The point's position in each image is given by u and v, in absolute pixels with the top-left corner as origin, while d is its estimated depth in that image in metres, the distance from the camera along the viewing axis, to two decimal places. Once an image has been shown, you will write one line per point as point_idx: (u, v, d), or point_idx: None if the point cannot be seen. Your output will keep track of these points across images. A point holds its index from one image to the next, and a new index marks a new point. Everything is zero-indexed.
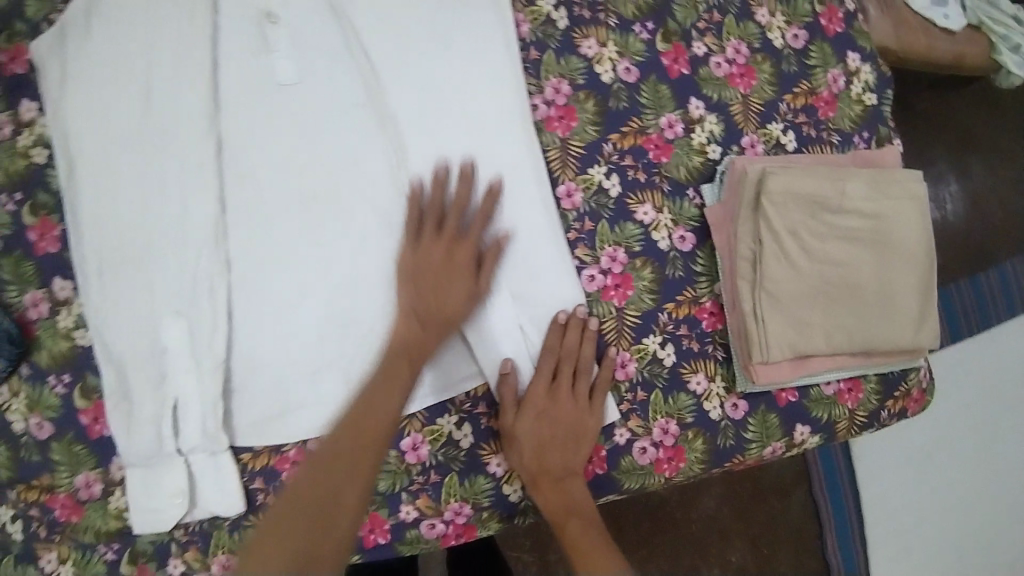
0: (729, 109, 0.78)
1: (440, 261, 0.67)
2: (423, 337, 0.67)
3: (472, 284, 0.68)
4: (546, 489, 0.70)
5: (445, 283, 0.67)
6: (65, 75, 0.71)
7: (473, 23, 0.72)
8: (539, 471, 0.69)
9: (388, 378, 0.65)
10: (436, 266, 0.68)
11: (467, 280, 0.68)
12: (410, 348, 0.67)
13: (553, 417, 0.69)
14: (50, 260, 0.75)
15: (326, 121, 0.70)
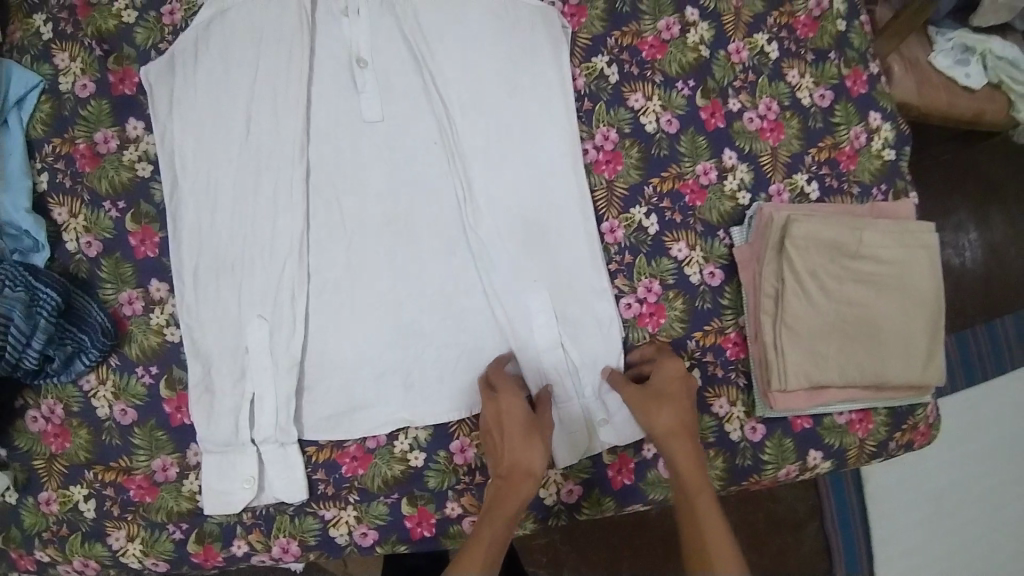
0: (760, 160, 0.87)
1: (507, 434, 0.71)
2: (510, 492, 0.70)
3: (538, 429, 0.72)
4: (682, 448, 0.73)
5: (517, 448, 0.70)
6: (173, 103, 0.80)
7: (535, 72, 0.82)
8: (681, 424, 0.74)
9: (490, 512, 0.69)
10: (505, 442, 0.71)
11: (530, 425, 0.72)
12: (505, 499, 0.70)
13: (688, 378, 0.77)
14: (148, 263, 0.84)
15: (404, 157, 0.83)
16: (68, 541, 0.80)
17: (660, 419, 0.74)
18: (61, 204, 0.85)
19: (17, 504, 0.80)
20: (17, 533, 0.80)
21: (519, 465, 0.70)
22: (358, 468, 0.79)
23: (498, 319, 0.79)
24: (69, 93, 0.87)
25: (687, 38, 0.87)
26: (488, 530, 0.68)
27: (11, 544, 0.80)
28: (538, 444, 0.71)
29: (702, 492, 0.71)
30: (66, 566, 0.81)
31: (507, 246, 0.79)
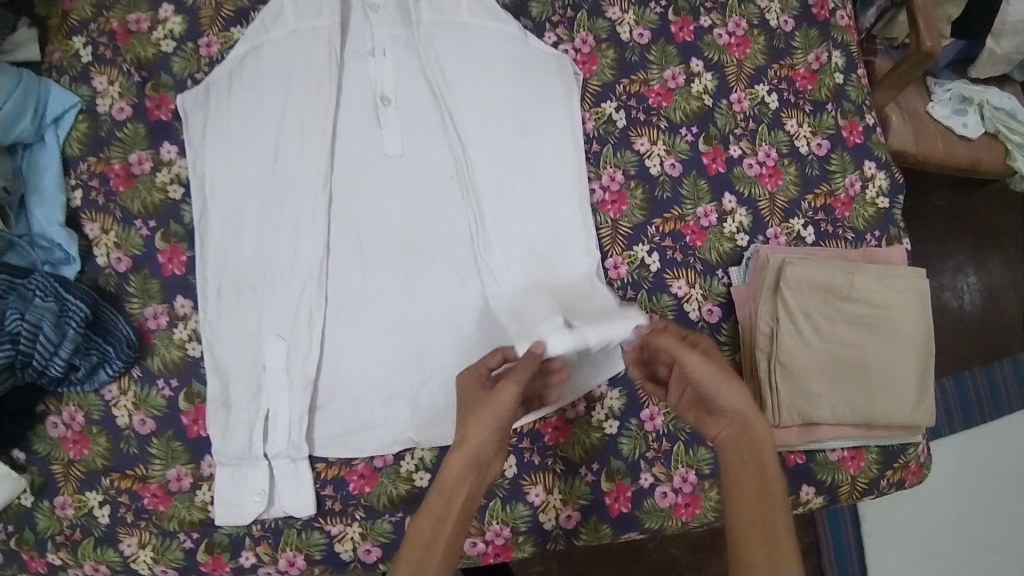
0: (758, 204, 0.91)
1: (464, 407, 0.69)
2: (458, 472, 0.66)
3: (480, 406, 0.67)
4: (759, 431, 0.69)
5: (462, 420, 0.68)
6: (207, 132, 0.86)
7: (548, 115, 0.87)
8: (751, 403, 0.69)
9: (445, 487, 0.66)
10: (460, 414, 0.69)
11: (480, 401, 0.68)
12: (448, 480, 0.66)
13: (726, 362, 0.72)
14: (174, 280, 0.89)
15: (420, 188, 0.88)
16: (80, 545, 0.83)
17: (734, 397, 0.69)
18: (93, 220, 0.90)
19: (32, 507, 0.83)
20: (31, 535, 0.83)
21: (460, 439, 0.67)
22: (365, 486, 0.82)
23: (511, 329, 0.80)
24: (106, 114, 0.92)
25: (692, 88, 0.93)
26: (435, 497, 0.66)
27: (24, 545, 0.83)
28: (476, 417, 0.67)
29: (774, 486, 0.66)
30: (76, 569, 0.83)
31: (516, 277, 0.83)
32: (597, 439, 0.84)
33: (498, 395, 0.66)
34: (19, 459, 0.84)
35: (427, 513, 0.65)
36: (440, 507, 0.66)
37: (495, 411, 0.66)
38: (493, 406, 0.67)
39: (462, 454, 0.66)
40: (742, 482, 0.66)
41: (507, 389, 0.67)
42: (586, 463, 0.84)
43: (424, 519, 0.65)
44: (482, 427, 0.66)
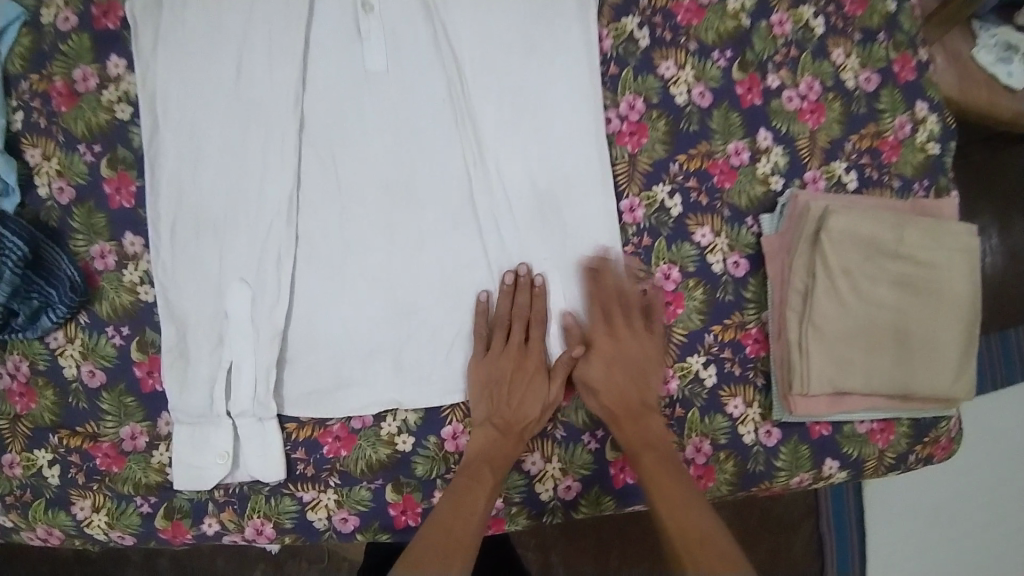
0: (797, 144, 0.79)
1: (519, 378, 0.72)
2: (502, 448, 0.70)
3: (549, 391, 0.72)
4: (628, 433, 0.70)
5: (520, 399, 0.71)
6: (157, 42, 0.73)
7: (559, 31, 0.75)
8: (618, 406, 0.71)
9: (467, 485, 0.67)
10: (516, 385, 0.72)
11: (540, 378, 0.72)
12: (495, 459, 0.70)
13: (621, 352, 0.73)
14: (123, 214, 0.75)
15: (408, 113, 0.75)
16: (30, 508, 0.74)
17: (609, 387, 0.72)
18: (34, 145, 0.76)
19: None
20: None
21: (512, 420, 0.71)
22: (341, 449, 0.73)
23: None
24: (49, 26, 0.77)
25: (727, 5, 0.79)
26: (469, 478, 0.68)
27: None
28: (535, 398, 0.72)
29: (650, 479, 0.67)
30: (30, 533, 0.75)
31: (516, 219, 0.74)
32: None
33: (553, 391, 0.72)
34: None
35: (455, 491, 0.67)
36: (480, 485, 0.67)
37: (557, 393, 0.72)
38: (553, 391, 0.72)
39: (517, 439, 0.70)
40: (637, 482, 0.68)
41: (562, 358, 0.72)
42: (590, 430, 0.75)
43: (448, 500, 0.66)
44: (542, 411, 0.72)
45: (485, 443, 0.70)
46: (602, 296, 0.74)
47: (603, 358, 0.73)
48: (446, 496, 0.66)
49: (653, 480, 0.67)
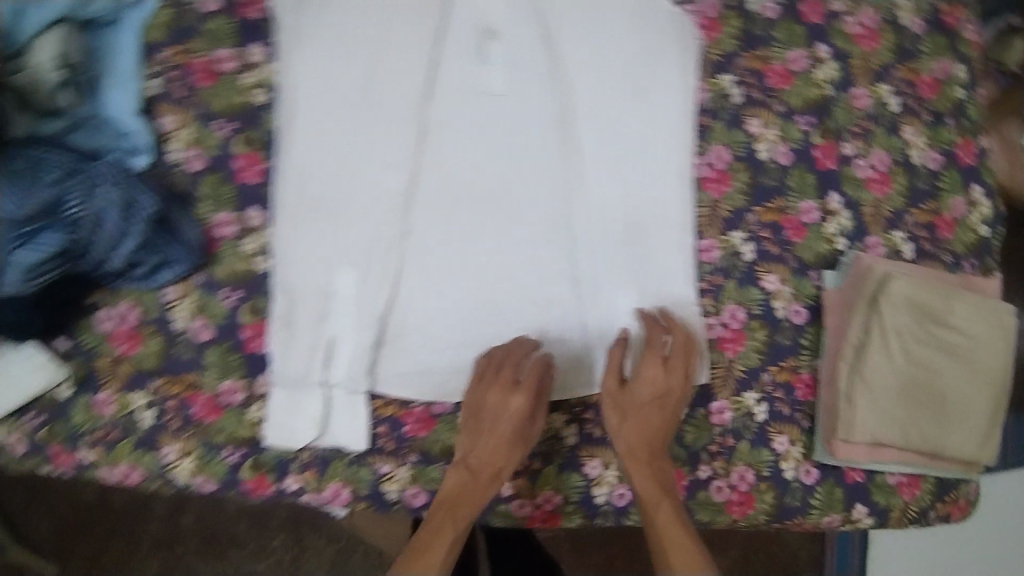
0: (862, 209, 0.87)
1: (487, 417, 0.76)
2: (474, 482, 0.76)
3: (523, 420, 0.76)
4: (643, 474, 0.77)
5: (494, 438, 0.75)
6: (296, 36, 0.78)
7: (664, 79, 0.83)
8: (639, 446, 0.78)
9: (446, 515, 0.74)
10: (482, 423, 0.76)
11: (517, 413, 0.76)
12: (467, 490, 0.75)
13: (656, 401, 0.79)
14: (249, 189, 0.79)
15: (520, 131, 0.81)
16: (115, 447, 0.79)
17: (642, 420, 0.78)
18: (170, 113, 0.78)
19: (71, 399, 0.79)
20: (65, 428, 0.79)
21: (486, 458, 0.76)
22: (421, 430, 0.80)
23: (587, 322, 0.82)
24: (192, 4, 0.79)
25: (814, 74, 0.87)
26: (454, 518, 0.74)
27: (56, 438, 0.80)
28: (510, 426, 0.75)
29: (671, 523, 0.75)
30: (107, 470, 0.79)
31: (602, 243, 0.82)
32: None
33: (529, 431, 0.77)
34: (63, 347, 0.79)
35: (440, 534, 0.73)
36: (461, 521, 0.74)
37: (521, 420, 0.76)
38: (530, 425, 0.77)
39: (491, 472, 0.75)
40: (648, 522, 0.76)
41: (519, 400, 0.75)
42: None
43: (438, 542, 0.72)
44: (517, 447, 0.76)
45: (461, 483, 0.75)
46: (653, 339, 0.80)
47: (635, 402, 0.78)
48: (432, 540, 0.73)
49: (665, 523, 0.75)
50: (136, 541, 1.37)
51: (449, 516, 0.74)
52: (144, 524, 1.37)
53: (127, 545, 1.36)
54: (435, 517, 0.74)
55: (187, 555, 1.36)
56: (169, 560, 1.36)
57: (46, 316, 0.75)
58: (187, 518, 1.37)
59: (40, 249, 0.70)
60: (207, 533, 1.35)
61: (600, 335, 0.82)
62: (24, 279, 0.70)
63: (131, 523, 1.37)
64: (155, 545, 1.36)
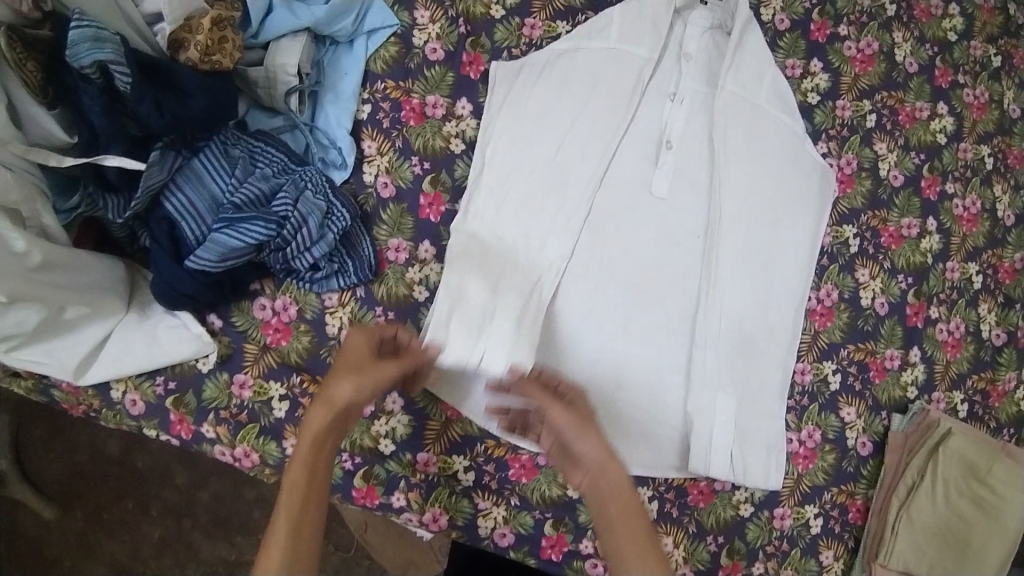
0: (934, 366, 1.01)
1: (344, 367, 0.74)
2: (319, 439, 0.70)
3: (360, 372, 0.72)
4: (619, 482, 0.71)
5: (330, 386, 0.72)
6: (502, 107, 0.90)
7: (799, 220, 0.94)
8: (608, 458, 0.72)
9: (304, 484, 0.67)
10: (335, 373, 0.73)
11: (361, 365, 0.73)
12: (317, 445, 0.70)
13: (577, 411, 0.75)
14: (427, 224, 0.89)
15: (670, 237, 0.92)
16: (242, 429, 0.82)
17: (596, 443, 0.73)
18: (373, 138, 0.89)
19: (207, 374, 0.83)
20: (194, 401, 0.82)
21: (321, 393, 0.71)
22: (523, 476, 0.86)
23: (692, 416, 0.89)
24: (419, 50, 0.91)
25: (920, 243, 1.02)
26: (295, 471, 0.67)
27: (180, 407, 0.82)
28: (351, 381, 0.71)
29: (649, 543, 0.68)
30: (224, 448, 0.82)
31: (720, 347, 0.89)
32: (731, 515, 0.92)
33: (338, 389, 0.71)
34: (214, 325, 0.83)
35: (287, 488, 0.66)
36: (305, 480, 0.67)
37: (374, 383, 0.73)
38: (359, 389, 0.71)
39: (327, 409, 0.70)
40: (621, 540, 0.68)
41: (364, 342, 0.76)
42: (714, 533, 0.91)
43: (285, 497, 0.66)
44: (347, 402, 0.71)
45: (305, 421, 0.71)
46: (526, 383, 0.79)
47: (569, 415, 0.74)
48: (280, 489, 0.67)
49: (637, 550, 0.67)
50: (147, 503, 1.25)
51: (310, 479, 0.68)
52: (160, 489, 1.26)
53: (138, 505, 1.25)
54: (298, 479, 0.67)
55: (197, 528, 1.26)
56: (178, 532, 1.25)
57: (216, 296, 0.79)
58: (206, 490, 1.27)
59: (244, 236, 0.74)
60: (223, 512, 1.25)
61: (702, 431, 0.88)
62: (218, 259, 0.74)
63: (146, 486, 1.26)
64: (164, 513, 1.25)
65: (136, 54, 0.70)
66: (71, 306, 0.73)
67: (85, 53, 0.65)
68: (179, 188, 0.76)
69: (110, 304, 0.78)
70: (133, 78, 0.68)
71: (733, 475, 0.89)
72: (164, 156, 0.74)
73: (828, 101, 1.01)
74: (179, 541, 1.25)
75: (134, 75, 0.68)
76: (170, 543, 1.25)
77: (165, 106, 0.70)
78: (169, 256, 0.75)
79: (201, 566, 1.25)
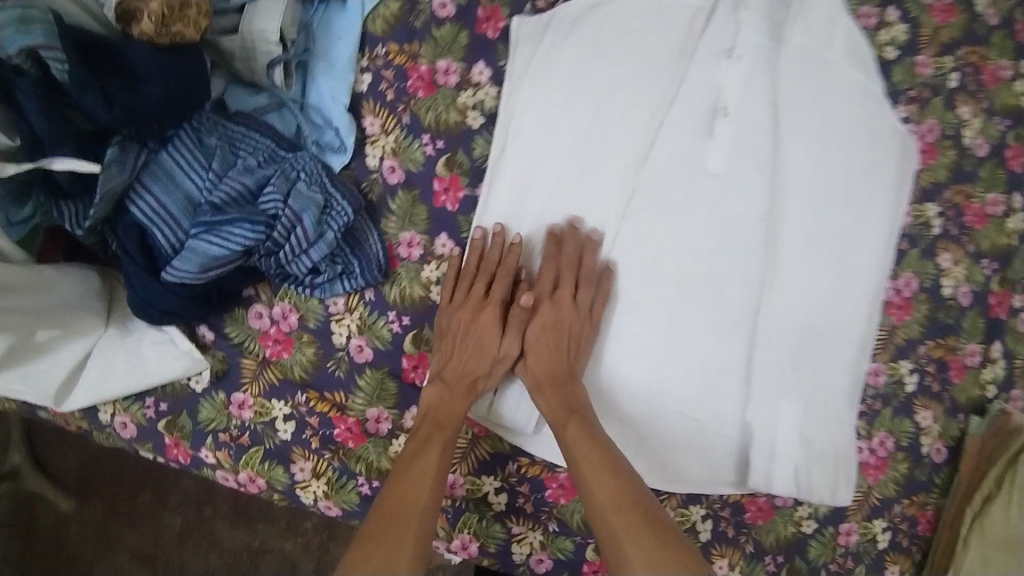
0: (1015, 361, 0.87)
1: (476, 324, 0.73)
2: (449, 401, 0.71)
3: (496, 337, 0.74)
4: (550, 400, 0.71)
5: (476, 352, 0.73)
6: (529, 70, 0.77)
7: (877, 198, 0.80)
8: (544, 375, 0.72)
9: (428, 441, 0.68)
10: (473, 332, 0.73)
11: (495, 330, 0.73)
12: (450, 407, 0.70)
13: (552, 328, 0.74)
14: (443, 215, 0.77)
15: (730, 219, 0.79)
16: (245, 453, 0.73)
17: (541, 358, 0.73)
18: (376, 114, 0.78)
19: (201, 394, 0.73)
20: (188, 423, 0.73)
21: (464, 372, 0.72)
22: (561, 496, 0.76)
23: (752, 424, 0.79)
24: (425, 4, 0.78)
25: (1007, 222, 0.88)
26: (442, 431, 0.69)
27: (174, 431, 0.73)
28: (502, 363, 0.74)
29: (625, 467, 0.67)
30: (227, 474, 0.74)
31: (784, 348, 0.79)
32: (792, 533, 0.83)
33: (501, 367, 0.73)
34: (205, 338, 0.74)
35: (436, 445, 0.68)
36: (441, 444, 0.68)
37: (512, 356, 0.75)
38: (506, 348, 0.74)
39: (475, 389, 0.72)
40: (585, 454, 0.68)
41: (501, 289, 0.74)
42: (773, 551, 0.82)
43: (434, 458, 0.67)
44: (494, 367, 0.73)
45: (444, 396, 0.71)
46: (563, 262, 0.75)
47: (529, 336, 0.74)
48: (416, 446, 0.68)
49: (591, 469, 0.67)
50: (166, 492, 1.12)
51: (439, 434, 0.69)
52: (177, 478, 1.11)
53: (157, 494, 1.11)
54: (424, 437, 0.68)
55: (218, 517, 1.10)
56: (200, 520, 1.11)
57: (203, 310, 0.70)
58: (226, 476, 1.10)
59: (228, 242, 0.65)
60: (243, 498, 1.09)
61: (763, 444, 0.79)
62: (199, 271, 0.65)
63: (165, 472, 1.11)
64: (185, 502, 1.11)
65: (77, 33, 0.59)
66: (40, 329, 0.64)
67: (11, 40, 0.55)
68: (146, 189, 0.65)
69: (82, 325, 0.68)
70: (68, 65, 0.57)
71: (798, 492, 0.80)
72: (124, 150, 0.63)
73: (908, 56, 0.87)
74: (201, 531, 1.10)
75: (68, 59, 0.57)
76: (192, 534, 1.10)
77: (115, 95, 0.60)
78: (140, 263, 0.66)
79: (223, 556, 1.10)
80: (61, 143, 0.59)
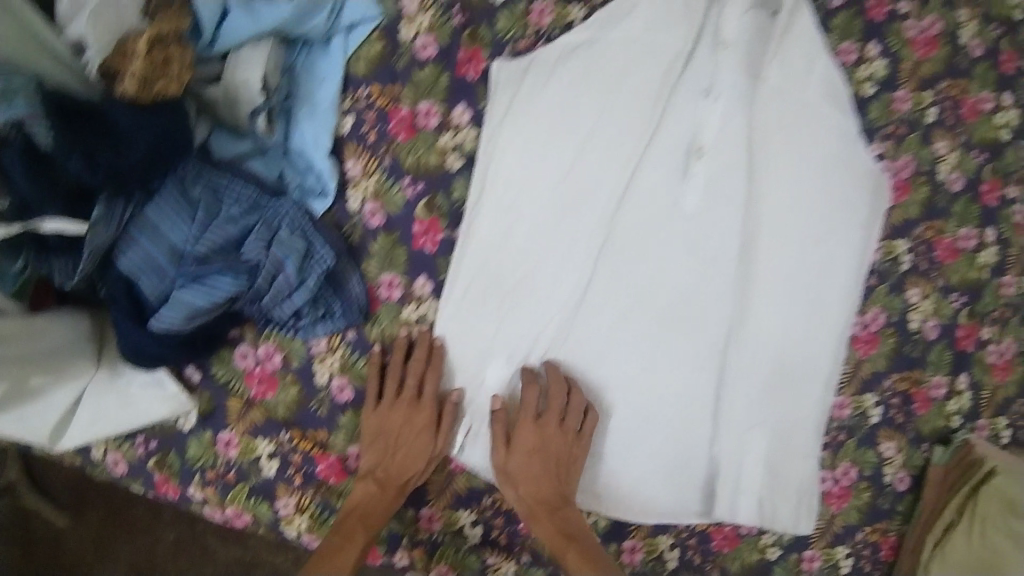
0: (980, 393, 0.90)
1: (410, 432, 0.77)
2: (376, 501, 0.75)
3: (425, 437, 0.77)
4: (543, 523, 0.77)
5: (403, 455, 0.76)
6: (508, 114, 0.79)
7: (847, 238, 0.82)
8: (535, 502, 0.77)
9: (341, 545, 0.73)
10: (402, 434, 0.77)
11: (421, 429, 0.77)
12: (370, 508, 0.75)
13: (544, 451, 0.78)
14: (422, 256, 0.80)
15: (701, 258, 0.82)
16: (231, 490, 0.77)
17: (526, 470, 0.78)
18: (358, 156, 0.79)
19: (190, 433, 0.77)
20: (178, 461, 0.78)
21: (398, 474, 0.76)
22: None
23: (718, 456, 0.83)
24: (406, 46, 0.79)
25: (977, 257, 0.89)
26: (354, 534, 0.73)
27: (164, 468, 0.78)
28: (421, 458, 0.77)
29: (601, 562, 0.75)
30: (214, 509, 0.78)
31: (751, 383, 0.82)
32: (758, 560, 0.87)
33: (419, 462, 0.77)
34: (193, 378, 0.77)
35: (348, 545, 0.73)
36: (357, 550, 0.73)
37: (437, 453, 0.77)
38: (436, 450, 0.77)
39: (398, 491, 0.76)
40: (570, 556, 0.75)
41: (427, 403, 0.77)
42: None
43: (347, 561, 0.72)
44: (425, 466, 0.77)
45: (369, 494, 0.76)
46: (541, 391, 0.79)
47: (517, 464, 0.78)
48: (331, 542, 0.73)
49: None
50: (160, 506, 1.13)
51: (352, 537, 0.73)
52: None
53: (150, 508, 1.13)
54: (339, 539, 0.73)
55: (210, 531, 1.12)
56: (192, 533, 1.12)
57: (192, 355, 0.73)
58: None
59: (212, 292, 0.69)
60: None
61: (728, 474, 0.83)
62: (185, 319, 0.68)
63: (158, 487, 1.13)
64: (178, 516, 1.12)
65: (60, 100, 0.61)
66: (34, 375, 0.68)
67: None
68: (134, 242, 0.68)
69: (74, 367, 0.71)
70: (51, 132, 0.59)
71: (762, 522, 0.84)
72: (110, 208, 0.65)
73: (886, 91, 0.87)
74: (194, 545, 1.12)
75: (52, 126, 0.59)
76: (186, 547, 1.12)
77: (97, 157, 0.61)
78: (128, 314, 0.69)
79: (217, 568, 1.12)
80: (50, 204, 0.62)
